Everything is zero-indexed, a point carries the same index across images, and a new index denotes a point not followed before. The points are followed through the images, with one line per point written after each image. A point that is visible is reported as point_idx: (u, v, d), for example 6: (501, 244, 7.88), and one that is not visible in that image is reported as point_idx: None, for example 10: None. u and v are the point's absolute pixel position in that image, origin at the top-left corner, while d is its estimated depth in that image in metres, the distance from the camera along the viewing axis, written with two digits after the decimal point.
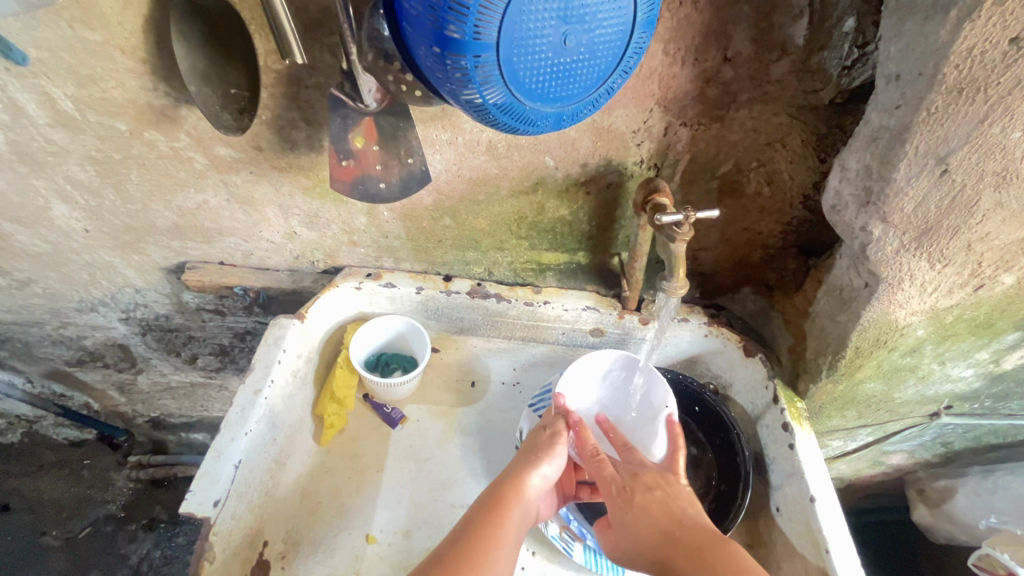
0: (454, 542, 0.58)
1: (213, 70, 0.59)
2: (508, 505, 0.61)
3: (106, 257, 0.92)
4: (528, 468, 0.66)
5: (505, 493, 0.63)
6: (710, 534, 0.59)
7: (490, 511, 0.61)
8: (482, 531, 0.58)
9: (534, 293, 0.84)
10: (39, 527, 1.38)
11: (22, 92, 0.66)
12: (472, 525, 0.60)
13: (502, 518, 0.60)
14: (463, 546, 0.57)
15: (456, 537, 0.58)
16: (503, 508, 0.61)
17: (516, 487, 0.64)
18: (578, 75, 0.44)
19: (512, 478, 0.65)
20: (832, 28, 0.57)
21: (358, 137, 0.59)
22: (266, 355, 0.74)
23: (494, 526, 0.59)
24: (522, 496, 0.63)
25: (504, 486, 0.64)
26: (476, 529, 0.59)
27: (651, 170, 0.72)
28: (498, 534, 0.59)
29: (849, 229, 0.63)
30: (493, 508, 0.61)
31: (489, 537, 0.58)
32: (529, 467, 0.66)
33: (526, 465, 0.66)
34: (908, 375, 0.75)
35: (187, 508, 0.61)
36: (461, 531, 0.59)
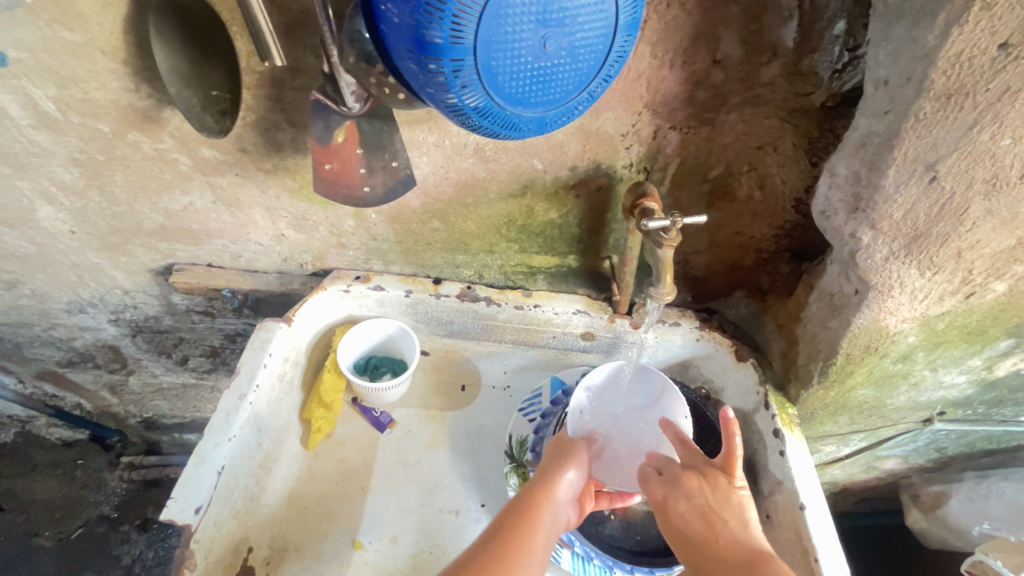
0: (485, 544, 0.58)
1: (194, 72, 0.58)
2: (535, 509, 0.61)
3: (93, 259, 0.91)
4: (559, 471, 0.65)
5: (532, 496, 0.62)
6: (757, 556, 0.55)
7: (521, 512, 0.61)
8: (513, 533, 0.58)
9: (524, 296, 0.83)
10: (31, 527, 1.37)
11: (2, 93, 0.65)
12: (503, 526, 0.59)
13: (534, 519, 0.60)
14: (495, 547, 0.57)
15: (487, 537, 0.59)
16: (535, 508, 0.61)
17: (542, 490, 0.63)
18: (559, 79, 0.43)
19: (541, 480, 0.65)
20: (822, 31, 0.56)
21: (339, 135, 0.58)
22: (252, 359, 0.74)
23: (525, 528, 0.59)
24: (548, 498, 0.63)
25: (535, 487, 0.64)
26: (507, 530, 0.59)
27: (641, 174, 0.71)
28: (529, 536, 0.59)
29: (838, 236, 0.62)
30: (524, 508, 0.61)
31: (520, 538, 0.58)
32: (558, 472, 0.65)
33: (555, 469, 0.65)
34: (901, 381, 0.74)
35: (167, 516, 0.61)
36: (493, 531, 0.59)
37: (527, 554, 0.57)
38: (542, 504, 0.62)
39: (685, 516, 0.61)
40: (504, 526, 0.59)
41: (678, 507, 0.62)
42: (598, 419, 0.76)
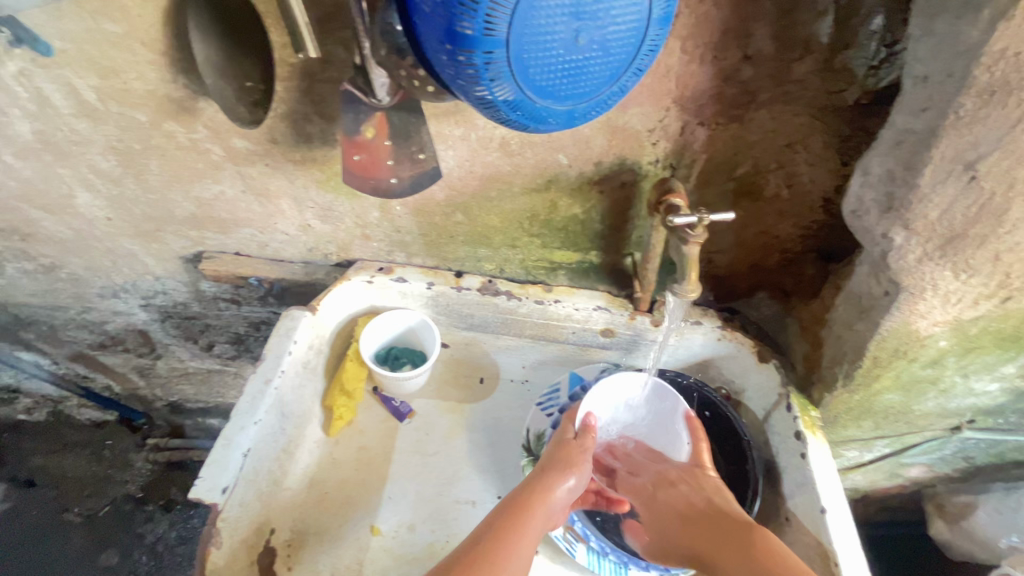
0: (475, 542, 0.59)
1: (229, 64, 0.59)
2: (528, 510, 0.63)
3: (127, 245, 0.94)
4: (555, 478, 0.67)
5: (524, 499, 0.64)
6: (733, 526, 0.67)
7: (509, 515, 0.63)
8: (502, 538, 0.60)
9: (545, 292, 0.84)
10: (62, 503, 1.43)
11: (47, 82, 0.67)
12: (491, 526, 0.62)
13: (522, 525, 0.62)
14: (484, 549, 0.58)
15: (474, 541, 0.60)
16: (525, 514, 0.63)
17: (537, 494, 0.65)
18: (590, 72, 0.43)
19: (540, 486, 0.66)
20: (858, 27, 0.55)
21: (369, 129, 0.59)
22: (277, 346, 0.76)
23: (513, 531, 0.61)
24: (542, 501, 0.65)
25: (525, 493, 0.66)
26: (495, 531, 0.61)
27: (666, 170, 0.71)
28: (515, 538, 0.60)
29: (869, 236, 0.60)
30: (512, 513, 0.63)
31: (510, 542, 0.60)
32: (558, 479, 0.67)
33: (557, 475, 0.68)
34: (929, 387, 0.72)
35: (196, 494, 0.63)
36: (484, 531, 0.61)
37: (514, 551, 0.59)
38: (531, 511, 0.64)
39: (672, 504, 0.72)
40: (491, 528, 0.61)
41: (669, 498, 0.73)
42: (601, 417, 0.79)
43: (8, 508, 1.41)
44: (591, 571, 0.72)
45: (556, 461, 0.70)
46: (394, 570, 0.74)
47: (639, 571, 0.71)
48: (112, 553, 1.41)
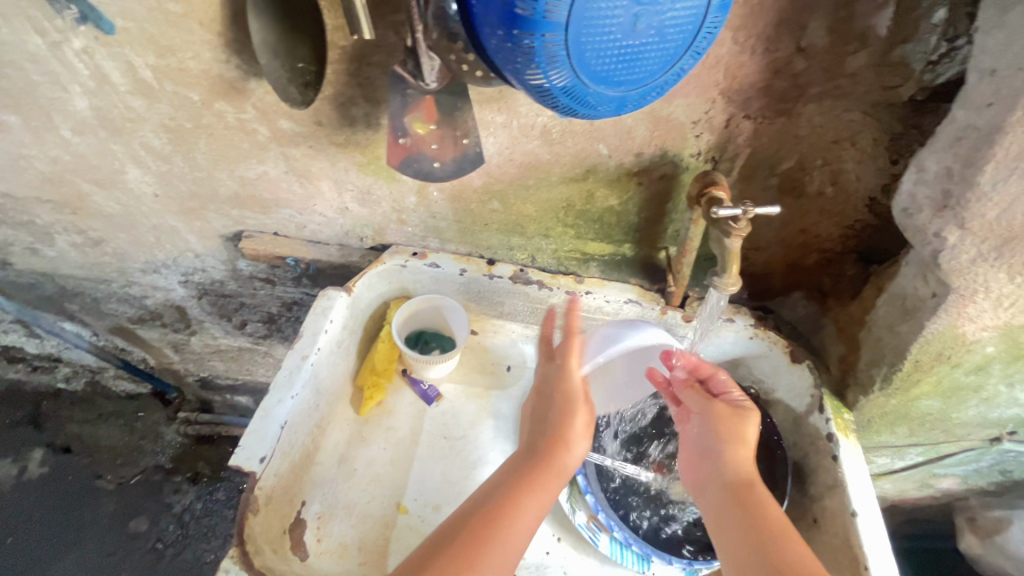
0: (484, 511, 0.59)
1: (283, 45, 0.61)
2: (533, 480, 0.64)
3: (171, 222, 0.97)
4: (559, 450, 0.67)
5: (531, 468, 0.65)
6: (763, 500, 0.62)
7: (513, 489, 0.62)
8: (507, 505, 0.60)
9: (576, 282, 0.83)
10: (96, 470, 1.49)
11: (107, 60, 0.70)
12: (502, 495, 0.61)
13: (530, 495, 0.62)
14: (486, 520, 0.58)
15: (476, 510, 0.60)
16: (530, 487, 0.63)
17: (543, 464, 0.66)
18: (646, 59, 0.44)
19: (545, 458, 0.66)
20: (918, 20, 0.54)
21: (419, 123, 0.61)
22: (314, 323, 0.77)
23: (517, 505, 0.61)
24: (548, 471, 0.65)
25: (535, 463, 0.66)
26: (506, 501, 0.60)
27: (708, 163, 0.70)
28: (517, 512, 0.60)
29: (921, 234, 0.59)
30: (518, 487, 0.62)
31: (514, 511, 0.60)
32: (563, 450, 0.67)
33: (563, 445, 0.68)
34: (971, 395, 0.71)
35: (236, 462, 0.66)
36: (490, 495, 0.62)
37: (518, 520, 0.59)
38: (538, 484, 0.63)
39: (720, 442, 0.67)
40: (498, 501, 0.61)
41: (727, 430, 0.68)
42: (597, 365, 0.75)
43: (46, 473, 1.47)
44: (615, 561, 0.74)
45: (562, 428, 0.69)
46: None
47: (662, 564, 0.73)
48: (141, 521, 1.46)
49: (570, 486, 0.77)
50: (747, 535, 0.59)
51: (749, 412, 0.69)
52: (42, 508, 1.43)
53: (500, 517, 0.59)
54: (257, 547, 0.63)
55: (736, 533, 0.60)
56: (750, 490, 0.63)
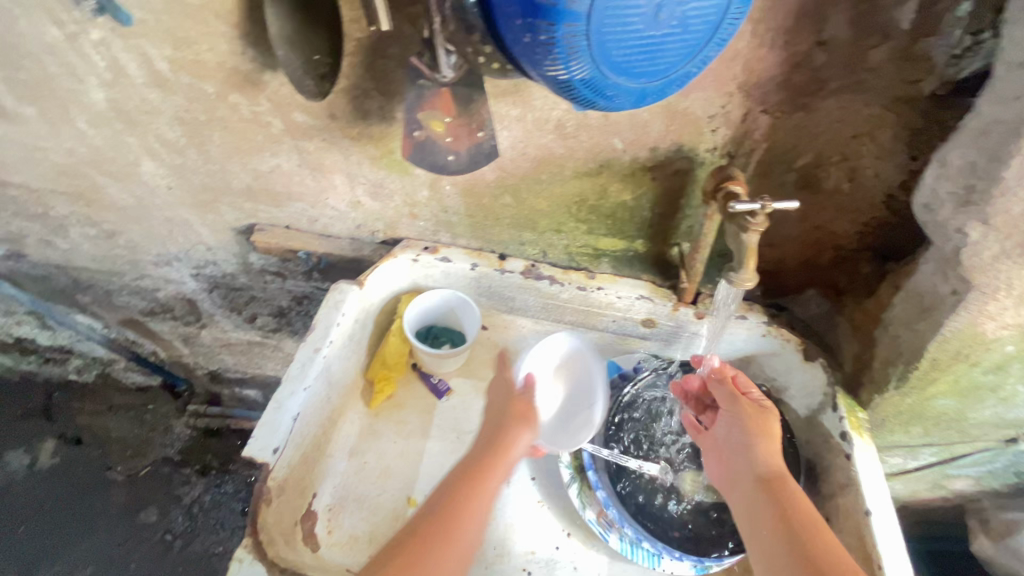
0: (436, 510, 0.64)
1: (299, 38, 0.61)
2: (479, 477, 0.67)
3: (184, 215, 0.98)
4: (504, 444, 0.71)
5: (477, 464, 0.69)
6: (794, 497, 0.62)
7: (462, 488, 0.66)
8: (455, 503, 0.64)
9: (588, 278, 0.83)
10: (106, 461, 1.50)
11: (123, 52, 0.70)
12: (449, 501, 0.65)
13: (477, 494, 0.66)
14: (435, 521, 0.63)
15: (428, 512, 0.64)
16: (475, 484, 0.67)
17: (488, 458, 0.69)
18: (667, 51, 0.43)
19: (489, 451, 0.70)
20: (942, 13, 0.53)
21: (437, 124, 0.62)
22: (326, 316, 0.77)
23: (465, 502, 0.65)
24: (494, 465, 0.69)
25: (480, 461, 0.69)
26: (453, 506, 0.64)
27: (723, 158, 0.70)
28: (466, 509, 0.64)
29: (942, 231, 0.58)
30: (467, 486, 0.66)
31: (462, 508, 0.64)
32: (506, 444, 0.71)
33: (505, 438, 0.71)
34: (988, 395, 0.70)
35: (249, 453, 0.66)
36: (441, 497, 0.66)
37: (467, 516, 0.64)
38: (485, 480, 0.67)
39: (750, 438, 0.67)
40: (447, 500, 0.65)
41: (753, 427, 0.68)
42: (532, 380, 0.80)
43: (58, 463, 1.49)
44: (625, 557, 0.73)
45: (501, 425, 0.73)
46: None
47: (672, 561, 0.72)
48: (151, 512, 1.48)
49: (580, 480, 0.77)
50: (784, 536, 0.58)
51: (771, 410, 0.70)
52: (54, 498, 1.45)
53: (449, 516, 0.63)
54: (270, 536, 0.64)
55: (772, 533, 0.59)
56: (781, 487, 0.63)
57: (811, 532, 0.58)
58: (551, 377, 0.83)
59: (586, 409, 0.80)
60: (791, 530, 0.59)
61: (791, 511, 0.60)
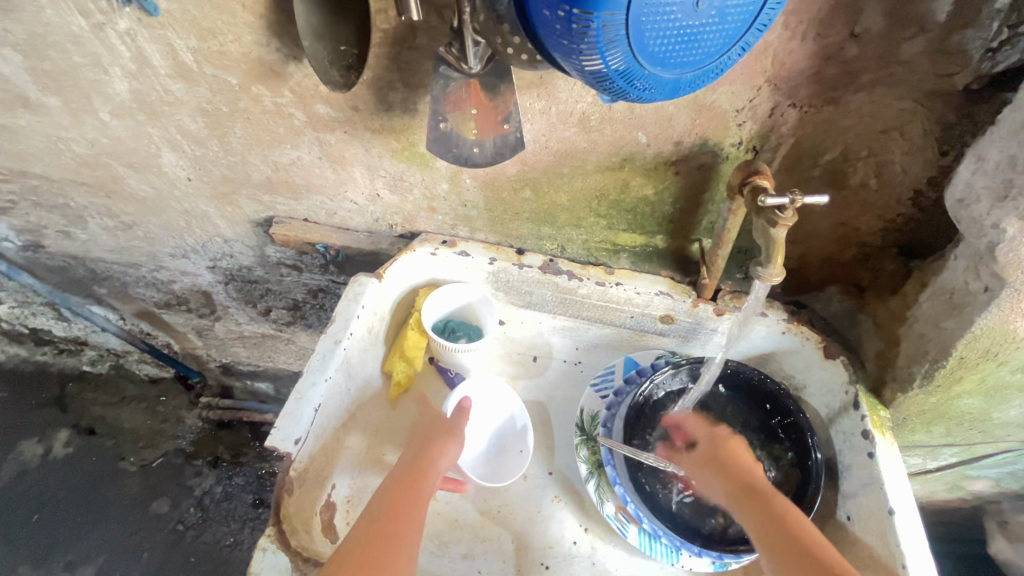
0: (376, 521, 0.62)
1: (327, 28, 0.61)
2: (412, 487, 0.67)
3: (202, 207, 0.98)
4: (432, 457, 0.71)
5: (407, 477, 0.69)
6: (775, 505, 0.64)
7: (397, 498, 0.65)
8: (392, 514, 0.63)
9: (606, 274, 0.83)
10: (119, 452, 1.51)
11: (149, 42, 0.71)
12: (390, 505, 0.65)
13: (410, 503, 0.65)
14: (375, 533, 0.61)
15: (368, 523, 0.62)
16: (407, 495, 0.66)
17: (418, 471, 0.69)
18: (704, 41, 0.43)
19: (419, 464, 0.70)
20: (981, 5, 0.52)
21: (471, 129, 0.61)
22: (346, 309, 0.78)
23: (399, 512, 0.64)
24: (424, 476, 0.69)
25: (408, 474, 0.69)
26: (390, 515, 0.63)
27: (749, 153, 0.69)
28: (403, 518, 0.63)
29: (976, 227, 0.57)
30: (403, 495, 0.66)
31: (399, 517, 0.63)
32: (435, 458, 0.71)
33: (432, 453, 0.72)
34: (1014, 395, 0.69)
35: (271, 442, 0.66)
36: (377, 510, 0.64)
37: (406, 525, 0.63)
38: (415, 490, 0.67)
39: (719, 461, 0.70)
40: (385, 511, 0.64)
41: (716, 449, 0.72)
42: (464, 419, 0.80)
43: (71, 453, 1.50)
44: (643, 552, 0.73)
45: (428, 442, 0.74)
46: (447, 533, 0.76)
47: (692, 557, 0.72)
48: (163, 502, 1.48)
49: (597, 476, 0.77)
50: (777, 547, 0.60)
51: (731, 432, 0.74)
52: (67, 487, 1.46)
53: (389, 525, 0.62)
54: (293, 526, 0.65)
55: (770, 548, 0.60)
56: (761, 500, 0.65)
57: (801, 531, 0.60)
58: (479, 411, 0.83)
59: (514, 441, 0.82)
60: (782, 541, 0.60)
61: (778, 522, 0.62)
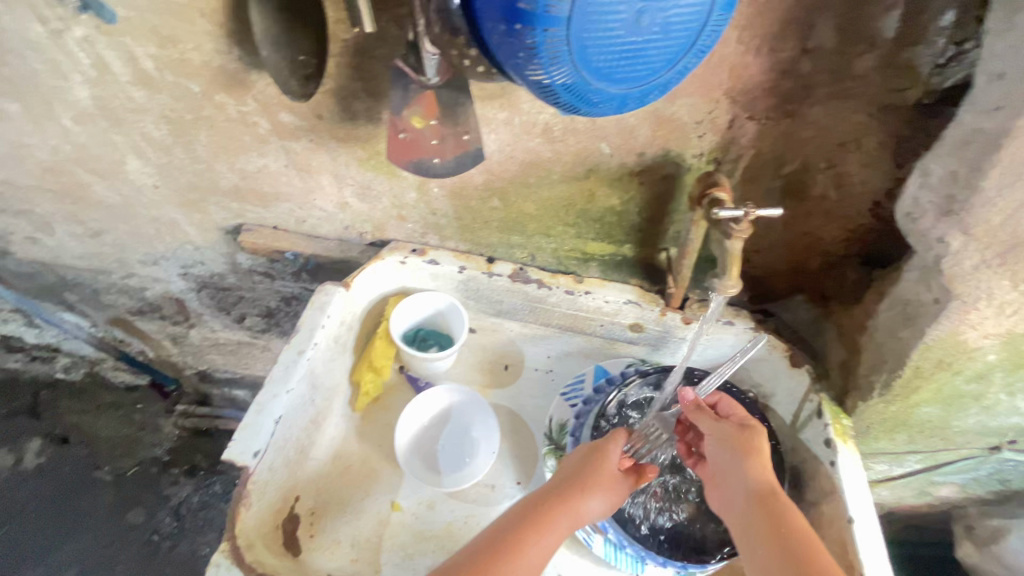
0: (491, 547, 0.60)
1: (284, 37, 0.60)
2: (544, 521, 0.63)
3: (171, 214, 0.97)
4: (578, 495, 0.65)
5: (547, 505, 0.64)
6: (790, 515, 0.60)
7: (527, 529, 0.62)
8: (514, 545, 0.61)
9: (576, 282, 0.82)
10: (93, 461, 1.48)
11: (108, 49, 0.70)
12: (513, 536, 0.61)
13: (537, 541, 0.61)
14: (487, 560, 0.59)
15: (483, 546, 0.61)
16: (535, 529, 0.62)
17: (561, 503, 0.64)
18: (649, 56, 0.43)
19: (563, 496, 0.65)
20: (928, 22, 0.53)
21: (417, 116, 0.60)
22: (311, 318, 0.77)
23: (520, 546, 0.61)
24: (566, 511, 0.64)
25: (546, 504, 0.64)
26: (510, 547, 0.60)
27: (710, 164, 0.70)
28: (523, 552, 0.60)
29: (924, 240, 0.59)
30: (535, 529, 0.62)
31: (518, 552, 0.60)
32: (583, 495, 0.65)
33: (580, 490, 0.65)
34: (971, 403, 0.70)
35: (229, 456, 0.66)
36: (495, 534, 0.62)
37: (525, 560, 0.60)
38: (549, 530, 0.62)
39: (733, 453, 0.65)
40: (504, 540, 0.61)
41: (733, 443, 0.66)
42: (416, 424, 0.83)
43: (43, 463, 1.45)
44: (608, 563, 0.74)
45: (582, 477, 0.66)
46: (412, 545, 0.75)
47: (656, 566, 0.72)
48: (138, 513, 1.45)
49: None
50: (779, 552, 0.57)
51: (755, 426, 0.68)
52: (37, 499, 1.42)
53: (506, 558, 0.59)
54: (248, 541, 0.64)
55: (770, 553, 0.58)
56: (778, 503, 0.61)
57: (802, 540, 0.58)
58: (440, 418, 0.85)
59: (472, 450, 0.82)
60: (785, 549, 0.58)
61: (788, 530, 0.59)
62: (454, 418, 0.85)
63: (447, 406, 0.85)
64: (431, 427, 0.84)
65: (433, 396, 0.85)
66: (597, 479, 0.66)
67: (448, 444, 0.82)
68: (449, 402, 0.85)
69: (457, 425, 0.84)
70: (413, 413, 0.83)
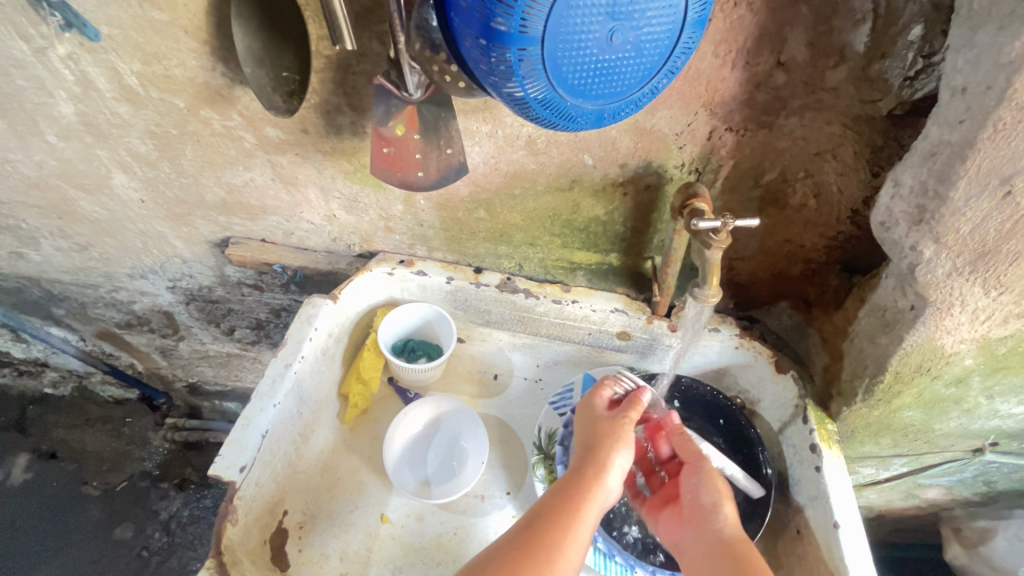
0: (535, 524, 0.60)
1: (267, 53, 0.61)
2: (582, 489, 0.63)
3: (158, 227, 0.96)
4: (602, 451, 0.66)
5: (579, 475, 0.64)
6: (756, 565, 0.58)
7: (566, 499, 0.62)
8: (558, 515, 0.60)
9: (563, 291, 0.84)
10: (80, 476, 1.45)
11: (92, 66, 0.70)
12: (556, 507, 0.61)
13: (580, 506, 0.61)
14: (534, 533, 0.59)
15: (527, 524, 0.60)
16: (574, 496, 0.62)
17: (591, 468, 0.65)
18: (622, 73, 0.44)
19: (590, 460, 0.66)
20: (896, 36, 0.55)
21: (400, 125, 0.61)
22: (298, 331, 0.77)
23: (566, 515, 0.60)
24: (598, 474, 0.64)
25: (577, 471, 0.65)
26: (556, 519, 0.60)
27: (692, 175, 0.71)
28: (571, 521, 0.60)
29: (898, 248, 0.60)
30: (574, 497, 0.62)
31: (565, 521, 0.60)
32: (609, 452, 0.66)
33: (602, 449, 0.66)
34: (952, 407, 0.72)
35: (215, 471, 0.65)
36: (536, 513, 0.62)
37: (574, 528, 0.60)
38: (588, 494, 0.63)
39: (705, 497, 0.65)
40: (548, 512, 0.61)
41: (707, 485, 0.66)
42: (405, 436, 0.83)
43: (30, 478, 1.43)
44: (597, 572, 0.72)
45: (602, 438, 0.68)
46: (401, 558, 0.75)
47: None
48: (126, 528, 1.43)
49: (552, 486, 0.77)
50: None
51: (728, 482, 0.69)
52: (21, 516, 1.39)
53: (551, 530, 0.59)
54: (235, 557, 0.63)
55: None
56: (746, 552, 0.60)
57: None
58: (431, 426, 0.85)
59: (464, 457, 0.82)
60: None
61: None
62: (446, 426, 0.85)
63: (438, 414, 0.85)
64: (421, 436, 0.84)
65: (422, 408, 0.85)
66: (611, 432, 0.68)
67: (438, 452, 0.82)
68: (440, 411, 0.85)
69: (449, 434, 0.84)
70: (404, 424, 0.83)
